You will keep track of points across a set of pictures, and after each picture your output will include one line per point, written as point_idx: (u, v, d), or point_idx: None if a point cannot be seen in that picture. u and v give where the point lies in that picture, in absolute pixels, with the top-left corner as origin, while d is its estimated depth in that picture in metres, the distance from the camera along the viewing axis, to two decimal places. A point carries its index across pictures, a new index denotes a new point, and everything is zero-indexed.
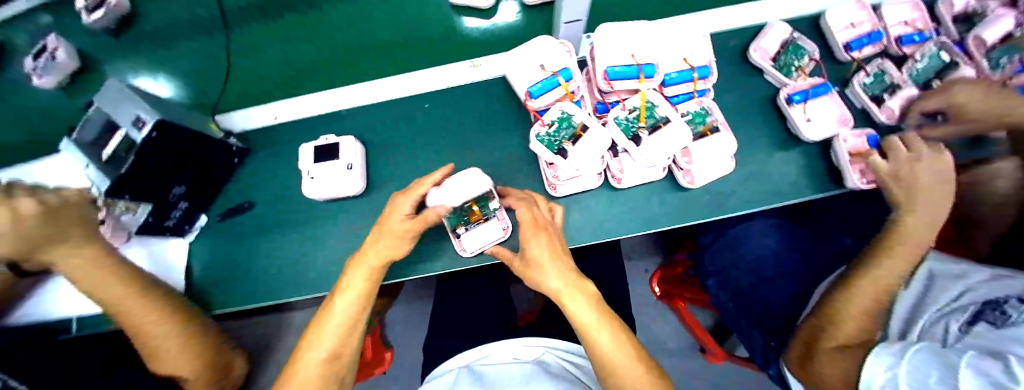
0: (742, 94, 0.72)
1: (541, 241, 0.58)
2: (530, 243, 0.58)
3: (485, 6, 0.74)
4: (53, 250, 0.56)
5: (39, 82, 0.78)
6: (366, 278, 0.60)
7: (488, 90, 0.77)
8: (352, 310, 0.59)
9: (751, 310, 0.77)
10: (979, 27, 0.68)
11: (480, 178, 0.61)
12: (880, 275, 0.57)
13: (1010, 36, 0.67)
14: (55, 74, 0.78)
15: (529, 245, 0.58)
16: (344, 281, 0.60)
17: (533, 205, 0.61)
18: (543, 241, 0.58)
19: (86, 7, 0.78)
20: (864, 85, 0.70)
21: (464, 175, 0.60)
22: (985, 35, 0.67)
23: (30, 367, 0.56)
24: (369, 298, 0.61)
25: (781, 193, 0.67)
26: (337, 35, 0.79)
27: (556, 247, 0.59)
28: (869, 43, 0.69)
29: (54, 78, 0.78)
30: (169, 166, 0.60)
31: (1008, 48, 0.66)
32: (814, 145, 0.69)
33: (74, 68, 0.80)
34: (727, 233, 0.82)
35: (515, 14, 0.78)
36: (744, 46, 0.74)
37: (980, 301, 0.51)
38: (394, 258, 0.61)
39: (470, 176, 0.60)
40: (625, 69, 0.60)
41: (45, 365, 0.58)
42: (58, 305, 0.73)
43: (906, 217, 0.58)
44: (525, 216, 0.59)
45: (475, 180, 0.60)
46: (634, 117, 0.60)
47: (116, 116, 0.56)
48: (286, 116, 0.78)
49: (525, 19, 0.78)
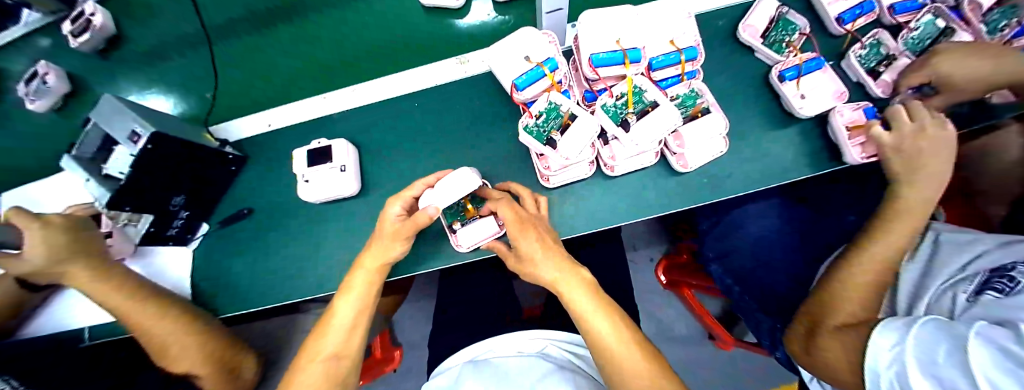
0: (734, 74, 0.71)
1: (530, 238, 0.58)
2: (519, 241, 0.58)
3: (455, 5, 0.77)
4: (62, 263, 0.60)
5: (32, 106, 0.80)
6: (367, 280, 0.61)
7: (477, 86, 0.76)
8: (358, 309, 0.60)
9: (753, 293, 0.76)
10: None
11: (475, 177, 0.61)
12: (881, 250, 0.56)
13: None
14: (48, 98, 0.80)
15: (520, 242, 0.58)
16: (349, 282, 0.62)
17: (517, 205, 0.61)
18: (532, 237, 0.58)
19: (73, 32, 0.80)
20: (859, 56, 0.67)
21: (458, 172, 0.60)
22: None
23: (29, 368, 0.57)
24: (370, 298, 0.62)
25: (777, 173, 0.66)
26: (335, 38, 0.81)
27: (546, 240, 0.59)
28: (862, 13, 0.67)
29: (48, 102, 0.81)
30: (165, 178, 0.62)
31: (1006, 10, 0.65)
32: (810, 121, 0.67)
33: (65, 91, 0.82)
34: (725, 218, 0.81)
35: (489, 14, 0.79)
36: (732, 25, 0.72)
37: (988, 270, 0.50)
38: (392, 261, 0.62)
39: (465, 174, 0.60)
40: (609, 56, 0.59)
41: (47, 365, 0.60)
42: (71, 318, 0.75)
43: (906, 190, 0.57)
44: (510, 215, 0.59)
45: (470, 180, 0.60)
46: (622, 103, 0.59)
47: (112, 132, 0.57)
48: (279, 123, 0.79)
49: (501, 18, 0.79)
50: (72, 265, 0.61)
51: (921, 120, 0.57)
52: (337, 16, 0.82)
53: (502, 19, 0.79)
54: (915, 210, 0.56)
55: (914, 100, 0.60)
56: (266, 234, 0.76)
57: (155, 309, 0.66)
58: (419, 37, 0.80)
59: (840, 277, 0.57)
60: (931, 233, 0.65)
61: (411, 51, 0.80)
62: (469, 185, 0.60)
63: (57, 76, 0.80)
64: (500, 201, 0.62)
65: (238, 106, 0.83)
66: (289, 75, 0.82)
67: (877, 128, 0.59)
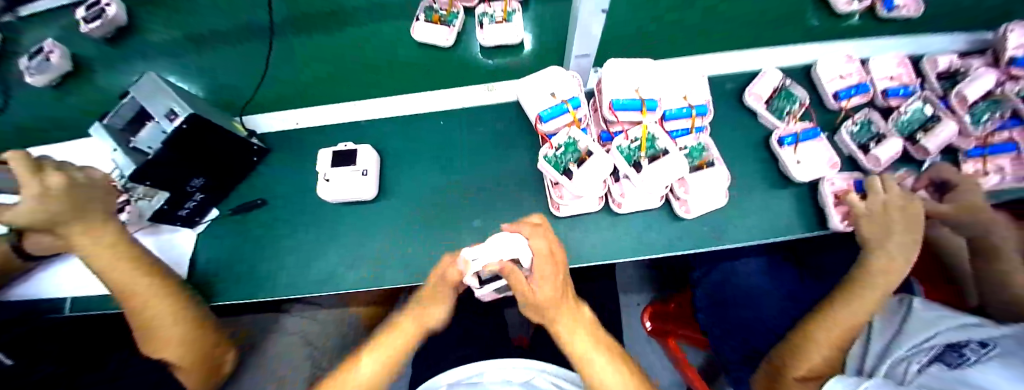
0: (737, 133, 0.78)
1: (549, 279, 0.52)
2: (544, 280, 0.52)
3: (446, 45, 0.74)
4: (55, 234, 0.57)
5: (30, 80, 0.69)
6: (400, 342, 0.62)
7: (501, 112, 0.82)
8: (381, 368, 0.59)
9: (740, 345, 0.78)
10: (960, 85, 0.72)
11: (515, 233, 0.54)
12: (858, 304, 0.60)
13: (988, 94, 0.73)
14: (47, 74, 0.69)
15: (541, 279, 0.52)
16: (379, 338, 0.62)
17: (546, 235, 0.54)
18: (550, 278, 0.52)
19: (85, 17, 0.64)
20: (852, 132, 0.74)
21: (494, 240, 0.53)
22: (968, 91, 0.71)
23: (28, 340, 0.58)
24: (393, 366, 0.61)
25: (770, 228, 0.71)
26: (352, 56, 0.75)
27: (559, 281, 0.54)
28: (856, 93, 0.75)
29: (45, 78, 0.70)
30: (191, 159, 0.63)
31: (990, 103, 0.71)
32: (803, 185, 0.73)
33: (67, 69, 0.71)
34: (717, 267, 0.85)
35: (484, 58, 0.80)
36: (739, 89, 0.80)
37: (945, 344, 0.55)
38: (431, 327, 0.65)
39: (503, 239, 0.53)
40: (629, 102, 0.65)
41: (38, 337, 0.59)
42: (58, 287, 0.71)
43: (872, 257, 0.63)
44: (543, 250, 0.52)
45: (512, 238, 0.53)
46: (636, 147, 0.64)
47: (149, 106, 0.60)
48: (306, 122, 0.84)
49: (495, 63, 0.80)
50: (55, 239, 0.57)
51: (888, 199, 0.63)
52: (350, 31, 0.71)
53: (498, 64, 0.80)
54: (884, 279, 0.61)
55: (890, 176, 0.66)
56: (275, 224, 0.77)
57: (159, 285, 0.62)
58: (435, 65, 0.78)
59: (816, 330, 0.60)
60: (904, 303, 0.69)
61: (434, 74, 0.80)
62: (513, 247, 0.52)
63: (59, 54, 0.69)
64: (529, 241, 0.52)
65: (262, 101, 0.80)
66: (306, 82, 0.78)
67: (854, 197, 0.65)
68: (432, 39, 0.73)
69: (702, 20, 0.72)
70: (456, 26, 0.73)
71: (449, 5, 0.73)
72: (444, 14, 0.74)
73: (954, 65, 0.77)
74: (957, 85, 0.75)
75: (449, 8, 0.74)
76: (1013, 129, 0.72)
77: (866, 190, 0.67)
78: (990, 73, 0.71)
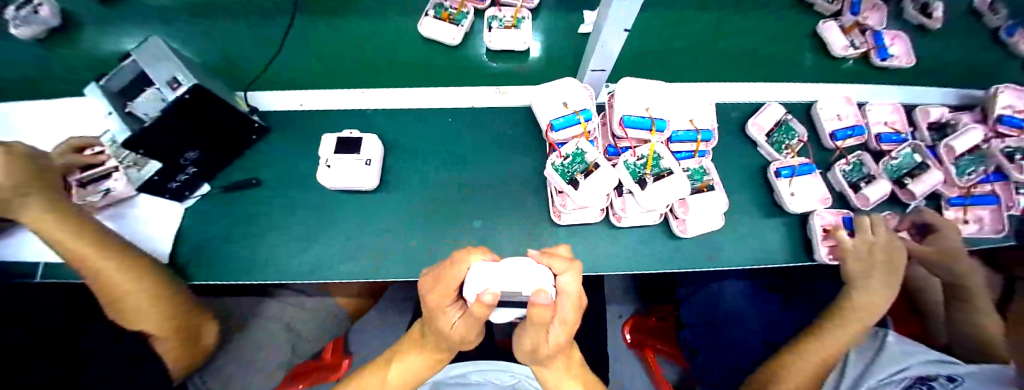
0: (737, 160, 0.80)
1: (562, 327, 0.45)
2: (556, 325, 0.45)
3: (452, 42, 0.83)
4: (33, 199, 0.54)
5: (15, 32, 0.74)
6: (421, 367, 0.60)
7: (510, 115, 0.82)
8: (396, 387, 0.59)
9: (724, 362, 0.79)
10: (951, 138, 0.76)
11: (540, 264, 0.43)
12: (837, 336, 0.65)
13: (976, 147, 0.77)
14: (33, 27, 0.74)
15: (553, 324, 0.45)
16: (397, 359, 0.61)
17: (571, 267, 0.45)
18: (564, 326, 0.45)
19: None
20: (844, 171, 0.77)
21: (512, 269, 0.42)
22: (956, 145, 0.75)
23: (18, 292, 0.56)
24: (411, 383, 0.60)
25: (761, 255, 0.73)
26: (373, 48, 0.85)
27: (572, 323, 0.46)
28: (853, 135, 0.78)
29: (30, 32, 0.75)
30: (189, 131, 0.60)
31: (976, 158, 0.76)
32: (796, 217, 0.76)
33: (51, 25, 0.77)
34: (705, 287, 0.88)
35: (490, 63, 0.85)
36: (743, 118, 0.82)
37: (914, 376, 0.60)
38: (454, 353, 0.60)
39: (526, 271, 0.42)
40: (639, 120, 0.66)
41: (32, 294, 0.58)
42: (26, 253, 0.67)
43: (856, 293, 0.66)
44: (573, 288, 0.43)
45: (537, 271, 0.42)
46: (642, 164, 0.65)
47: (152, 72, 0.58)
48: (311, 105, 0.81)
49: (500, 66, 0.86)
50: (34, 203, 0.54)
51: (875, 238, 0.66)
52: (353, 30, 0.86)
53: (507, 67, 0.85)
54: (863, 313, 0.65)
55: (878, 216, 0.69)
56: (268, 205, 0.75)
57: (132, 269, 0.60)
58: (436, 62, 0.85)
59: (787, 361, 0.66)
60: (879, 334, 0.72)
61: (437, 77, 0.84)
62: (537, 282, 0.42)
63: (51, 9, 0.76)
64: (559, 279, 0.43)
65: (271, 80, 0.82)
66: (314, 67, 0.83)
67: (843, 233, 0.67)
68: (439, 36, 0.83)
69: (697, 48, 0.86)
70: (463, 25, 0.83)
71: (459, 5, 0.83)
72: (454, 12, 0.84)
73: (944, 118, 0.81)
74: (946, 136, 0.79)
75: (459, 7, 0.84)
76: (995, 183, 0.76)
77: (855, 228, 0.69)
78: (978, 130, 0.76)
